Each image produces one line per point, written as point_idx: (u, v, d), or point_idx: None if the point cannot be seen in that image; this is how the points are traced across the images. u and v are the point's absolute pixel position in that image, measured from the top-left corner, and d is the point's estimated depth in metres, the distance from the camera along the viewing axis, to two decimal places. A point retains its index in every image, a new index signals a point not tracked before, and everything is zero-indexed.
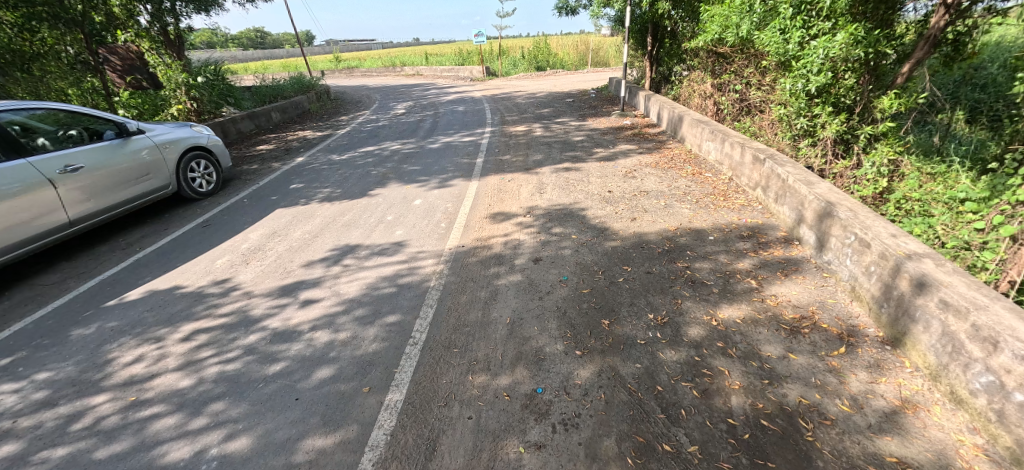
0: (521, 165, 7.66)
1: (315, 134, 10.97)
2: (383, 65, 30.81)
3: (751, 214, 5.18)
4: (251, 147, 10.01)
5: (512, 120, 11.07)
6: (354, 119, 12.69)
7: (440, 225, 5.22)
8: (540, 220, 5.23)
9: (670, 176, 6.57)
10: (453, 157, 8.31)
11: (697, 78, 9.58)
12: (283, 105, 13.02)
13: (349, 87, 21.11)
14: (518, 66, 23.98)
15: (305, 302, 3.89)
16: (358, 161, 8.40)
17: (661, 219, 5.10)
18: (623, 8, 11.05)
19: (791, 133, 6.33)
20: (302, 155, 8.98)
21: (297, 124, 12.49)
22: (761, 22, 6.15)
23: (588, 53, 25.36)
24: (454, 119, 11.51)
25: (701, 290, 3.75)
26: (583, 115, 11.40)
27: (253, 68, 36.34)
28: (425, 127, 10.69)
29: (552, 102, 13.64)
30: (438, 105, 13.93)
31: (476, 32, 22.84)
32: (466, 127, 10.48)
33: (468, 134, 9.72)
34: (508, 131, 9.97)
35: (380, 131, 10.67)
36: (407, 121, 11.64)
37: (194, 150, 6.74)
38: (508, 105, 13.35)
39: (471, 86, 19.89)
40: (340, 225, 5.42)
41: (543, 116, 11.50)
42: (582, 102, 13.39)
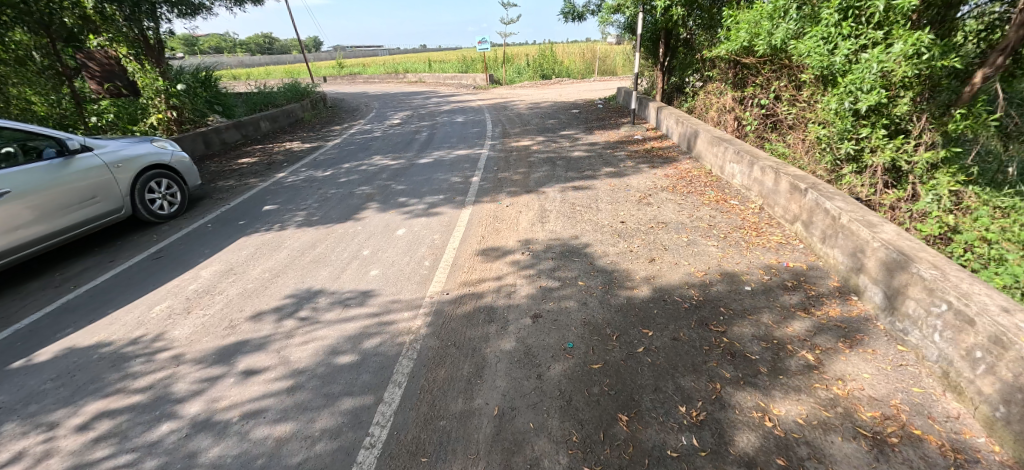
0: (521, 184, 6.86)
1: (303, 146, 10.26)
2: (386, 71, 30.28)
3: (791, 255, 4.35)
4: (232, 160, 9.30)
5: (514, 133, 10.32)
6: (347, 130, 11.97)
7: (422, 264, 4.44)
8: (540, 259, 4.43)
9: (690, 204, 5.73)
10: (446, 175, 7.54)
11: (715, 91, 8.80)
12: (274, 114, 12.33)
13: (348, 95, 20.50)
14: (523, 73, 23.32)
15: (243, 374, 3.11)
16: (342, 178, 7.65)
17: (685, 260, 4.28)
18: (634, 15, 10.33)
19: (831, 158, 5.46)
20: (284, 171, 8.25)
21: (286, 134, 11.77)
22: (800, 29, 5.35)
23: (594, 62, 24.71)
24: (452, 131, 10.77)
25: (744, 368, 2.92)
26: (589, 127, 10.62)
27: (255, 74, 36.03)
28: (420, 140, 9.96)
29: (557, 113, 12.91)
30: (436, 116, 13.21)
31: (480, 40, 22.23)
32: (464, 140, 9.74)
33: (465, 149, 8.97)
34: (508, 145, 9.22)
35: (371, 143, 9.95)
36: (402, 132, 10.91)
37: (152, 168, 5.98)
38: (510, 116, 12.60)
39: (473, 94, 19.24)
40: (307, 261, 4.65)
41: (547, 128, 10.73)
42: (588, 114, 12.64)
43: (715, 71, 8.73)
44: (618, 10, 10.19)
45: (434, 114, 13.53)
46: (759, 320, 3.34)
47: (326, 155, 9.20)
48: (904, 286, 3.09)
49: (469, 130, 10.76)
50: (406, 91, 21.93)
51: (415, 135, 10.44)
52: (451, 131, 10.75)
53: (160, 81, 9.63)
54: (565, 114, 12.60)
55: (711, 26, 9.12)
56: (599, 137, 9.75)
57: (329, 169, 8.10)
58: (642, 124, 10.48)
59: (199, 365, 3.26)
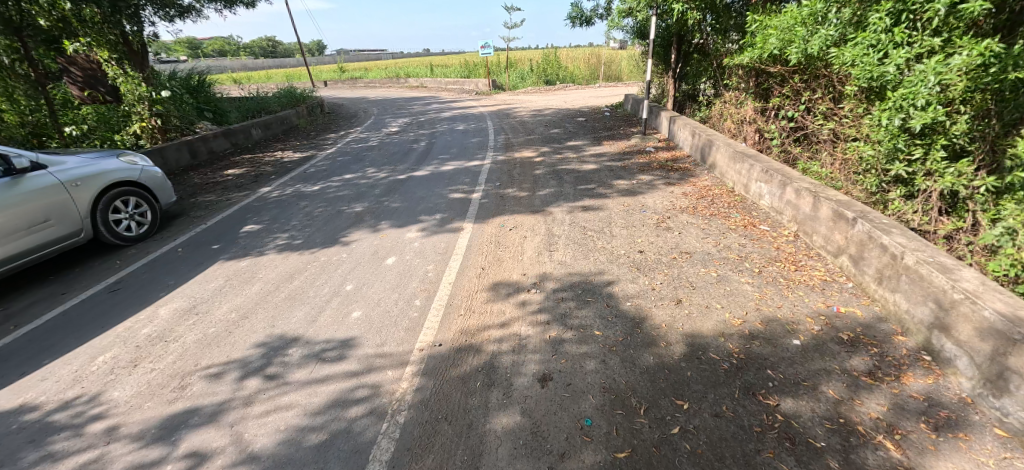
0: (525, 201, 6.27)
1: (294, 156, 9.69)
2: (387, 76, 29.79)
3: (840, 298, 3.77)
4: (217, 171, 8.73)
5: (518, 142, 9.73)
6: (342, 137, 11.40)
7: (412, 305, 3.86)
8: (549, 300, 3.86)
9: (714, 229, 5.13)
10: (444, 188, 6.95)
11: (734, 101, 8.20)
12: (267, 121, 11.76)
13: (347, 100, 19.98)
14: (527, 79, 22.78)
15: (186, 460, 2.52)
16: (331, 190, 7.06)
17: (718, 304, 3.71)
18: (646, 19, 9.76)
19: (876, 179, 4.75)
20: (270, 184, 7.67)
21: (278, 142, 11.21)
22: (842, 36, 4.76)
23: (599, 67, 24.18)
24: (452, 140, 10.20)
25: (812, 461, 2.32)
26: (597, 136, 10.02)
27: (256, 78, 35.72)
28: (418, 150, 9.38)
29: (563, 121, 12.31)
30: (436, 123, 12.64)
31: (483, 44, 21.72)
32: (465, 150, 9.16)
33: (465, 160, 8.39)
34: (511, 156, 8.63)
35: (366, 153, 9.37)
36: (399, 141, 10.34)
37: (118, 186, 5.41)
38: (513, 124, 12.02)
39: (475, 100, 18.69)
40: (282, 298, 4.07)
41: (553, 137, 10.14)
42: (595, 122, 12.05)
43: (734, 79, 8.14)
44: (629, 13, 9.60)
45: (434, 121, 12.97)
46: (822, 391, 2.78)
47: (318, 166, 8.63)
48: (1007, 354, 2.55)
49: (470, 140, 10.18)
50: (407, 96, 21.41)
51: (413, 145, 9.87)
52: (451, 140, 10.17)
53: (143, 86, 9.08)
54: (571, 122, 12.02)
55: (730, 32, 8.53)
56: (607, 145, 9.13)
57: (319, 182, 7.52)
58: (653, 133, 9.88)
59: (134, 442, 2.68)
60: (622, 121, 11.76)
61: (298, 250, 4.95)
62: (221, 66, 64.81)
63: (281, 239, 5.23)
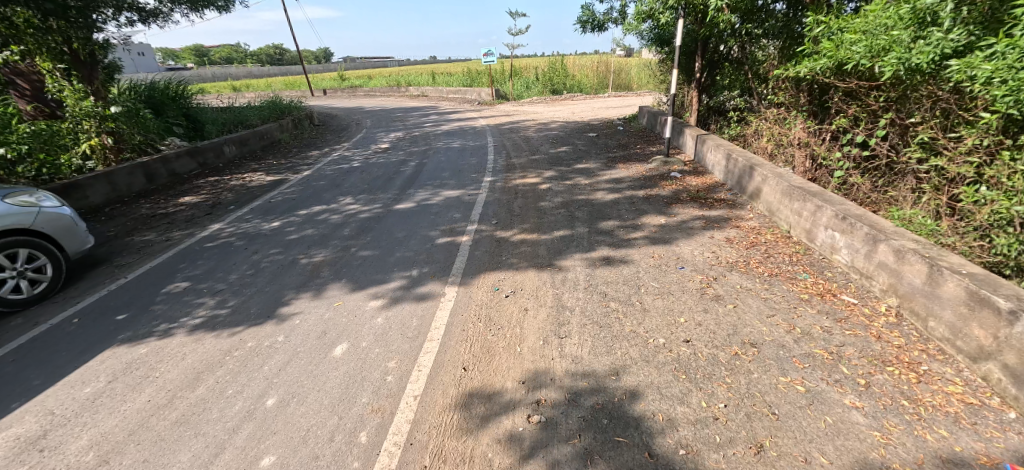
0: (527, 245, 4.93)
1: (265, 179, 8.50)
2: (387, 84, 28.74)
3: (1010, 443, 2.44)
4: (172, 200, 7.55)
5: (521, 164, 8.45)
6: (325, 156, 10.18)
7: (354, 443, 2.57)
8: (560, 438, 2.56)
9: (780, 300, 3.80)
10: (428, 224, 5.65)
11: (779, 119, 6.88)
12: (243, 137, 10.59)
13: (342, 111, 18.88)
14: (532, 88, 21.60)
15: None
16: (291, 228, 5.81)
17: (822, 455, 2.39)
18: (670, 23, 8.48)
19: (1009, 238, 3.28)
20: (225, 217, 6.46)
21: (253, 161, 10.01)
22: (970, 43, 3.47)
23: (609, 75, 22.95)
24: (445, 161, 8.93)
25: None
26: (612, 157, 8.70)
27: (255, 86, 34.99)
28: (405, 173, 8.12)
29: (571, 136, 11.06)
30: (430, 139, 11.40)
31: (486, 51, 20.57)
32: (458, 174, 7.88)
33: (457, 188, 7.11)
34: (512, 181, 7.34)
35: (344, 177, 8.12)
36: (385, 162, 9.08)
37: (4, 235, 4.20)
38: (516, 140, 10.76)
39: (477, 111, 17.50)
40: (170, 421, 2.80)
41: (562, 157, 8.84)
42: (607, 138, 10.75)
43: (779, 92, 6.85)
44: (649, 16, 8.23)
45: (428, 136, 11.74)
46: None
47: (286, 194, 7.39)
48: None
49: (466, 160, 8.91)
50: (405, 107, 20.27)
51: (399, 167, 8.62)
52: (443, 161, 8.89)
53: (89, 100, 7.96)
54: (581, 139, 10.72)
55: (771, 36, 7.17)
56: (624, 168, 7.80)
57: (280, 217, 6.28)
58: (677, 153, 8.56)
59: None
60: (637, 137, 10.44)
61: (222, 328, 3.69)
62: (226, 74, 64.46)
63: (205, 308, 3.97)
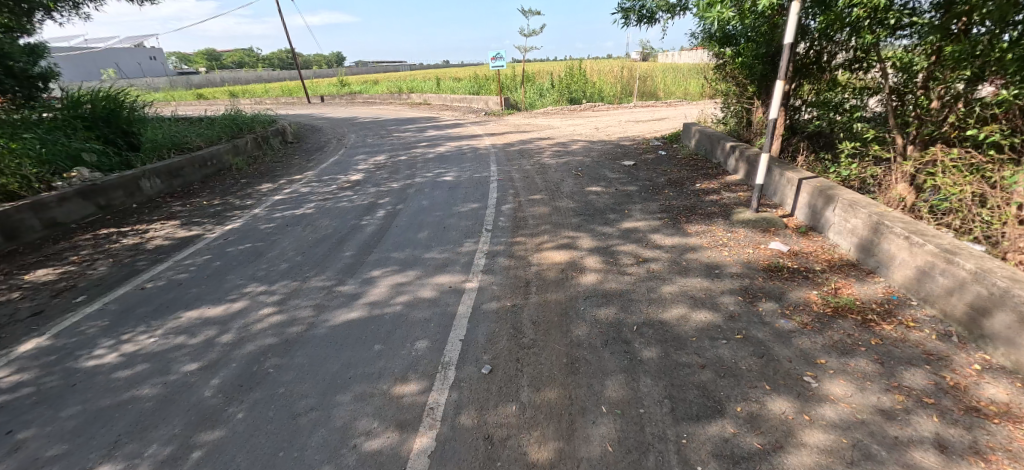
0: (552, 463, 2.34)
1: (173, 235, 6.00)
2: (388, 91, 26.40)
3: None
4: (17, 273, 5.07)
5: (535, 218, 5.83)
6: (274, 192, 7.67)
7: None
8: None
9: None
10: (365, 373, 3.07)
11: (977, 169, 4.38)
12: (174, 165, 8.14)
13: (328, 123, 16.51)
14: (546, 96, 19.06)
15: None
16: (130, 371, 3.29)
17: None
18: (756, 16, 5.71)
19: None
20: (51, 325, 3.96)
21: (180, 200, 7.54)
22: None
23: (634, 83, 20.30)
24: (428, 206, 6.34)
25: None
26: (668, 211, 6.04)
27: (251, 92, 33.44)
28: (365, 231, 5.55)
29: (601, 164, 8.43)
30: (418, 167, 8.84)
31: (494, 55, 18.03)
32: (442, 236, 5.29)
33: (435, 270, 4.52)
34: (522, 259, 4.74)
35: (277, 236, 5.58)
36: (345, 207, 6.54)
37: None
38: (527, 171, 8.12)
39: (482, 124, 14.99)
40: None
41: (593, 207, 6.20)
42: (651, 168, 8.02)
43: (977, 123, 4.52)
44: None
45: (416, 163, 9.18)
46: None
47: (177, 270, 4.86)
48: None
49: (457, 206, 6.32)
50: (402, 117, 17.80)
51: (362, 218, 6.06)
52: (425, 208, 6.30)
53: None
54: (616, 169, 8.02)
55: (959, 29, 4.51)
56: (695, 243, 5.12)
57: (131, 330, 3.76)
58: (769, 206, 5.96)
59: None
60: (693, 169, 7.72)
61: None
62: (232, 80, 63.18)
63: None
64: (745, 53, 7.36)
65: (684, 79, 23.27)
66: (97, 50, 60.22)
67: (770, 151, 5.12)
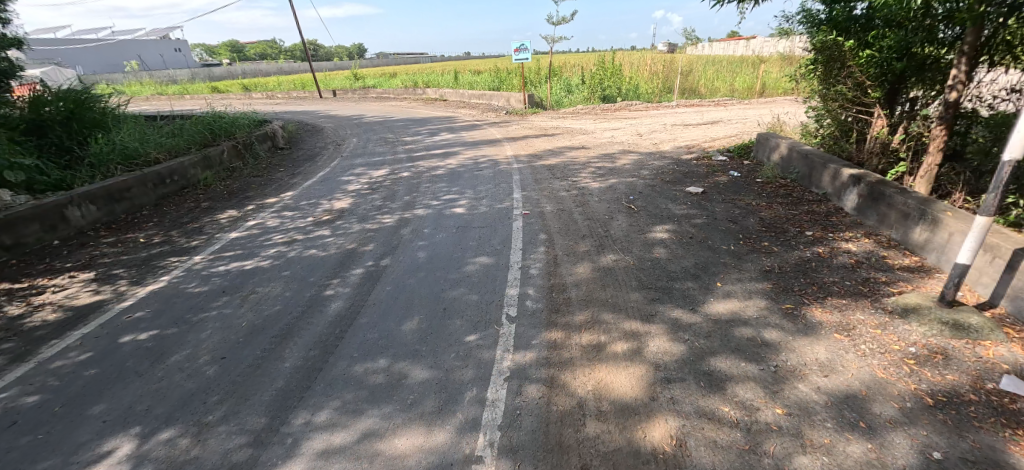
0: None
1: (71, 301, 4.29)
2: (403, 86, 24.69)
3: None
4: None
5: (580, 291, 3.87)
6: (233, 225, 5.91)
7: None
8: None
9: None
10: None
11: None
12: (117, 186, 6.49)
13: (333, 124, 14.85)
14: (576, 93, 17.00)
15: None
16: None
17: None
18: None
19: None
20: None
21: (116, 235, 5.87)
22: None
23: (676, 78, 18.09)
24: (425, 262, 4.45)
25: None
26: (776, 281, 3.89)
27: (265, 86, 32.38)
28: (325, 313, 3.70)
29: (658, 191, 6.43)
30: (420, 187, 6.96)
31: (517, 46, 16.04)
32: (438, 328, 3.40)
33: (416, 416, 2.61)
34: (569, 387, 2.79)
35: (200, 316, 3.80)
36: (311, 259, 4.69)
37: None
38: (561, 201, 6.16)
39: (504, 126, 13.09)
40: None
41: (666, 268, 4.19)
42: (730, 200, 5.93)
43: None
44: None
45: (420, 181, 7.31)
46: None
47: (28, 387, 3.13)
48: None
49: (466, 262, 4.43)
50: (415, 115, 16.03)
51: (328, 281, 4.21)
52: (419, 265, 4.40)
53: None
54: (681, 200, 5.98)
55: None
56: (854, 365, 2.88)
57: None
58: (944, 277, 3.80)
59: None
60: (792, 208, 5.58)
61: None
62: (254, 73, 62.83)
63: None
64: (878, 43, 5.33)
65: (730, 74, 20.85)
66: (121, 42, 60.38)
67: (993, 219, 2.98)
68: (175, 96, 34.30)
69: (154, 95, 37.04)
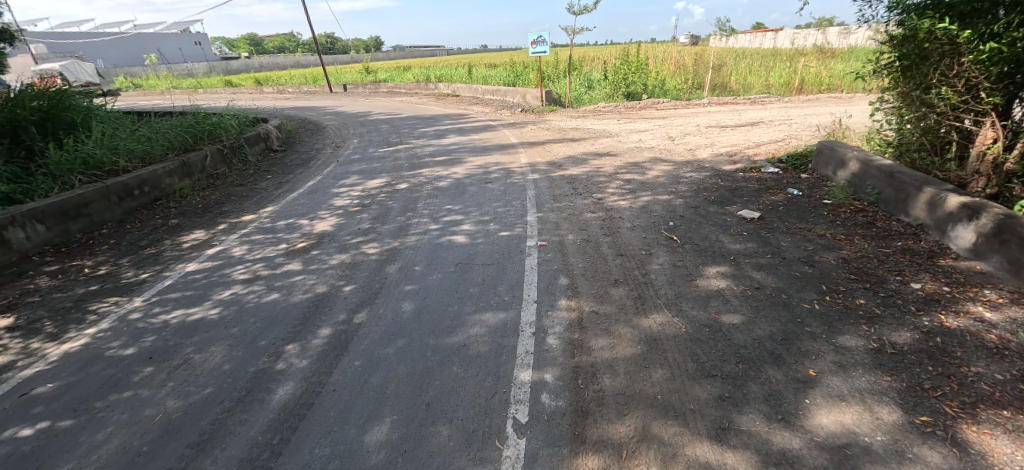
0: None
1: None
2: (415, 81, 23.75)
3: None
4: None
5: (618, 376, 2.80)
6: (195, 253, 5.00)
7: None
8: None
9: None
10: None
11: None
12: (73, 200, 5.62)
13: (338, 121, 13.95)
14: (598, 89, 15.81)
15: None
16: None
17: None
18: None
19: None
20: None
21: (61, 262, 5.00)
22: None
23: (707, 73, 16.79)
24: (410, 320, 3.42)
25: None
26: (897, 371, 2.80)
27: (276, 80, 31.80)
28: (267, 405, 2.71)
29: (704, 214, 5.29)
30: (418, 203, 5.95)
31: (535, 38, 14.89)
32: (418, 443, 2.37)
33: None
34: None
35: (105, 402, 2.85)
36: (269, 308, 3.72)
37: None
38: (585, 226, 5.09)
39: (519, 126, 12.01)
40: None
41: (732, 341, 3.10)
42: (797, 232, 4.78)
43: None
44: None
45: (418, 195, 6.31)
46: None
47: None
48: None
49: (465, 321, 3.38)
50: (424, 113, 15.05)
51: (283, 346, 3.23)
52: (403, 323, 3.38)
53: None
54: (735, 230, 4.85)
55: None
56: None
57: None
58: None
59: None
60: (882, 247, 4.42)
61: None
62: (270, 66, 62.77)
63: None
64: (1011, 35, 4.07)
65: (763, 69, 19.41)
66: (142, 35, 60.85)
67: None
68: (187, 90, 34.03)
69: (167, 88, 36.94)
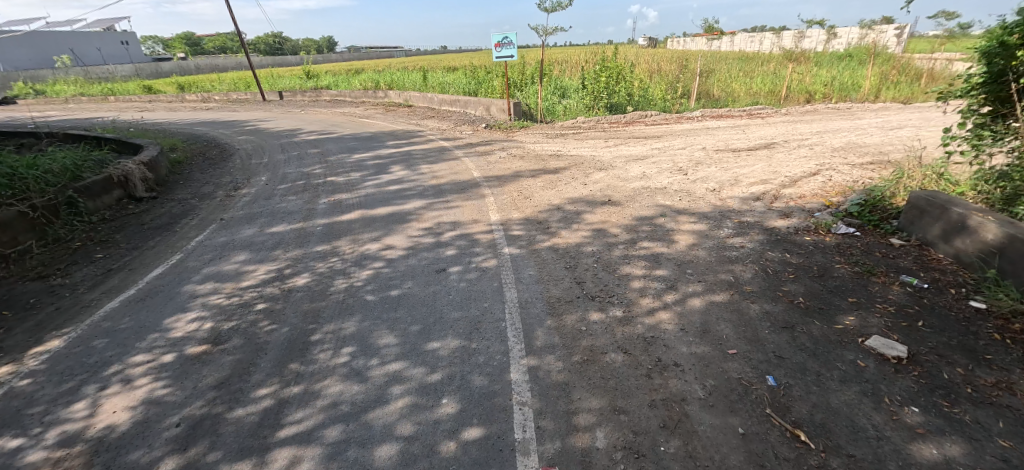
0: None
1: None
2: (363, 88, 20.88)
3: None
4: None
5: None
6: None
7: None
8: None
9: None
10: None
11: None
12: None
13: (254, 143, 11.02)
14: (573, 100, 13.71)
15: None
16: None
17: None
18: None
19: None
20: None
21: None
22: None
23: (692, 80, 15.06)
24: None
25: None
26: None
27: (201, 85, 27.91)
28: None
29: (814, 352, 3.06)
30: (314, 332, 3.37)
31: (499, 40, 12.55)
32: None
33: None
34: None
35: None
36: None
37: None
38: (622, 395, 2.67)
39: (484, 150, 9.63)
40: None
41: None
42: (1003, 407, 2.62)
43: None
44: None
45: (321, 304, 3.74)
46: None
47: None
48: None
49: None
50: (367, 130, 12.35)
51: None
52: None
53: None
54: (895, 405, 2.63)
55: None
56: None
57: None
58: None
59: None
60: None
61: None
62: (206, 68, 57.46)
63: None
64: None
65: (745, 76, 17.98)
66: (51, 31, 53.75)
67: None
68: (95, 97, 29.50)
69: (74, 95, 32.19)
